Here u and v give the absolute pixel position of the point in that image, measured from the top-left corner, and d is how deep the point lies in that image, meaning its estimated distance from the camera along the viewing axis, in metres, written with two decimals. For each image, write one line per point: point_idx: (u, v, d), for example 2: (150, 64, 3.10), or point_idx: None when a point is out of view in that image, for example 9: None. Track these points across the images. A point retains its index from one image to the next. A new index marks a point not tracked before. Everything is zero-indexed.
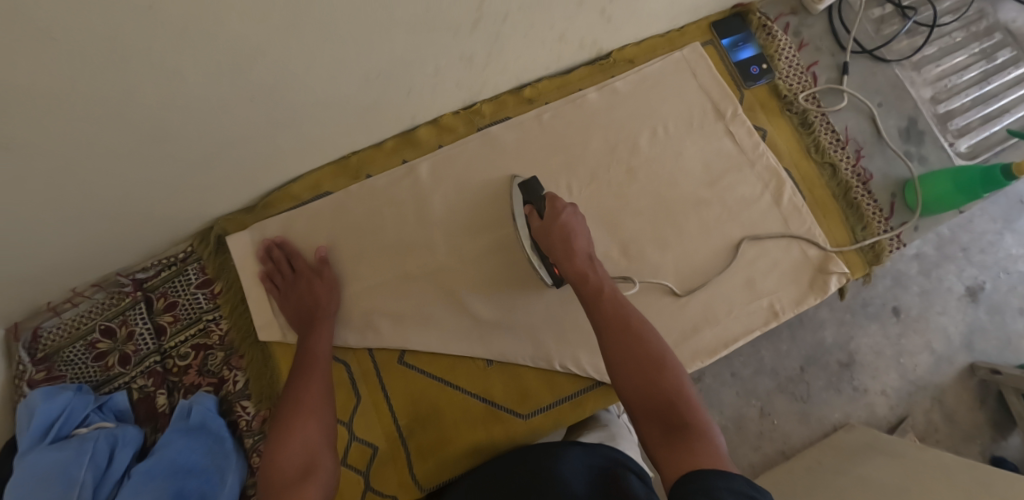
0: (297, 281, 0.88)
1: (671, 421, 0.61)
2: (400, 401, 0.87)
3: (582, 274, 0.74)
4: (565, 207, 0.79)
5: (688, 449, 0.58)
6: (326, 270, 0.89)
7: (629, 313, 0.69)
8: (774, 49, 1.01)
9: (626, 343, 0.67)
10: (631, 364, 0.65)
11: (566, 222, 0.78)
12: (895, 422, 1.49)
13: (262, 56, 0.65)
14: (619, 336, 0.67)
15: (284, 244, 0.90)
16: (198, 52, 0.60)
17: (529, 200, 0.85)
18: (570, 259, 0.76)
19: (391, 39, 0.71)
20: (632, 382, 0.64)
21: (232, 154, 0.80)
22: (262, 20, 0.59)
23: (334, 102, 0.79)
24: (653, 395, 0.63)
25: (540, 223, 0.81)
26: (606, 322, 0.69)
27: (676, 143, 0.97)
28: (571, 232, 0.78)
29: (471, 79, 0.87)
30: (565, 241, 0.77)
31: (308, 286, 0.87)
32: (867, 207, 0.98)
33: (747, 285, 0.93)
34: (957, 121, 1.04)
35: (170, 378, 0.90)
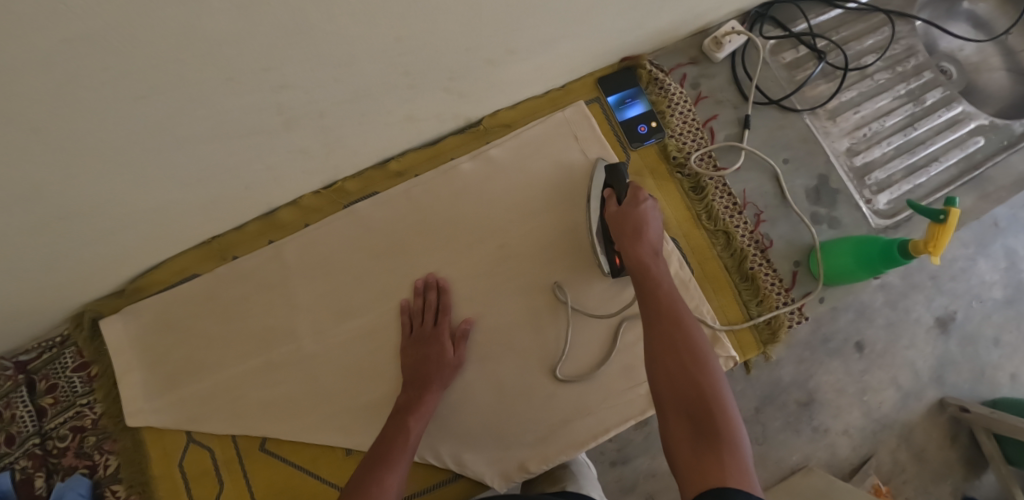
0: (437, 335, 0.86)
1: (703, 423, 0.58)
2: (262, 489, 0.87)
3: (642, 262, 0.70)
4: (648, 198, 0.76)
5: (716, 459, 0.55)
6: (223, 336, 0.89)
7: (683, 308, 0.65)
8: (666, 104, 0.93)
9: (673, 337, 0.63)
10: (673, 359, 0.62)
11: (640, 215, 0.75)
12: (858, 463, 1.37)
13: (44, 173, 0.63)
14: (667, 330, 0.64)
15: (442, 292, 0.89)
16: None
17: (610, 184, 0.84)
18: (632, 244, 0.72)
19: (201, 149, 0.71)
20: (668, 376, 0.61)
21: (73, 253, 0.80)
22: (13, 141, 0.57)
23: (166, 200, 0.78)
24: (689, 394, 0.59)
25: (617, 208, 0.79)
26: (657, 313, 0.65)
27: (557, 213, 0.92)
28: (642, 223, 0.74)
29: (320, 166, 0.87)
30: (634, 229, 0.74)
31: (439, 353, 0.85)
32: (765, 278, 0.90)
33: (627, 370, 0.88)
34: (877, 174, 0.94)
35: (50, 460, 0.92)
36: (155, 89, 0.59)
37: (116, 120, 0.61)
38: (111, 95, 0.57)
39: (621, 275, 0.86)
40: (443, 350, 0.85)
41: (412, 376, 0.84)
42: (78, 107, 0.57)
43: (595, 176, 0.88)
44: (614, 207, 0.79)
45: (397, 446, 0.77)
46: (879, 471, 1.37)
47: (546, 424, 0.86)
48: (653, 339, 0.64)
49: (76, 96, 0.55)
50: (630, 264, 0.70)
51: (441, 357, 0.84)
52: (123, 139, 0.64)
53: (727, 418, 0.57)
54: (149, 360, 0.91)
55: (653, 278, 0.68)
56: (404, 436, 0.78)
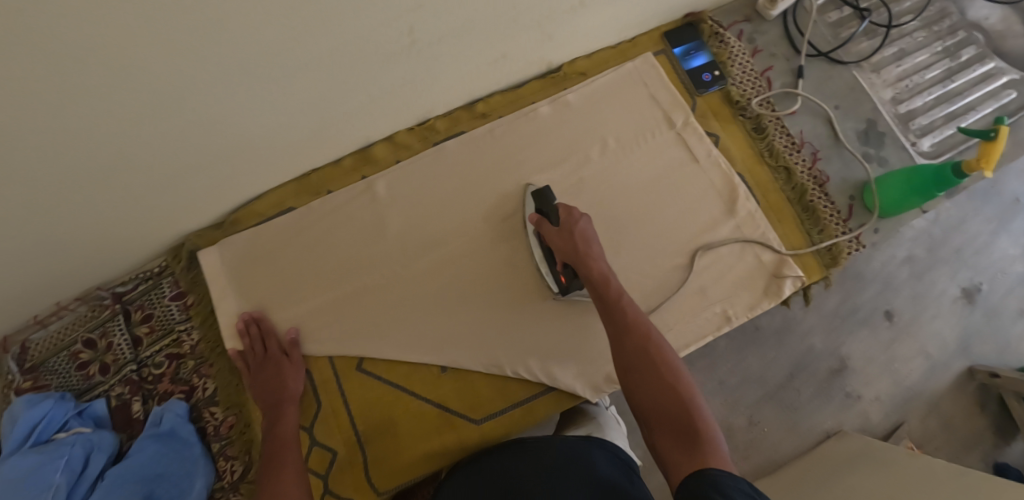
0: (269, 357, 0.90)
1: (682, 425, 0.64)
2: (360, 407, 0.91)
3: (602, 274, 0.77)
4: (581, 215, 0.83)
5: (702, 454, 0.61)
6: (253, 327, 0.92)
7: (648, 321, 0.73)
8: (727, 56, 1.02)
9: (646, 349, 0.71)
10: (650, 370, 0.69)
11: (582, 234, 0.82)
12: (890, 429, 1.44)
13: (206, 87, 0.70)
14: (638, 343, 0.71)
15: (261, 320, 0.92)
16: (138, 88, 0.65)
17: (540, 208, 0.88)
18: (590, 260, 0.79)
19: (327, 66, 0.77)
20: (648, 385, 0.68)
21: (191, 177, 0.85)
22: (196, 54, 0.64)
23: (283, 124, 0.84)
24: (669, 401, 0.67)
25: (556, 230, 0.84)
26: (626, 326, 0.73)
27: (626, 155, 0.98)
28: (588, 237, 0.81)
29: (416, 99, 0.92)
30: (584, 249, 0.80)
31: (276, 368, 0.89)
32: (824, 209, 0.98)
33: (700, 292, 0.94)
34: (920, 120, 1.03)
35: (146, 386, 0.95)
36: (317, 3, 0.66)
37: (268, 37, 0.67)
38: (276, 7, 0.63)
39: (569, 292, 0.89)
40: (285, 368, 0.90)
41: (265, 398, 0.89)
42: (253, 20, 0.64)
43: (527, 204, 0.94)
44: (551, 231, 0.85)
45: (279, 446, 0.81)
46: (911, 436, 1.43)
47: None
48: (629, 352, 0.71)
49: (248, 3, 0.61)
50: (595, 279, 0.77)
51: (281, 379, 0.89)
52: (272, 61, 0.71)
53: (702, 417, 0.65)
54: (243, 288, 0.95)
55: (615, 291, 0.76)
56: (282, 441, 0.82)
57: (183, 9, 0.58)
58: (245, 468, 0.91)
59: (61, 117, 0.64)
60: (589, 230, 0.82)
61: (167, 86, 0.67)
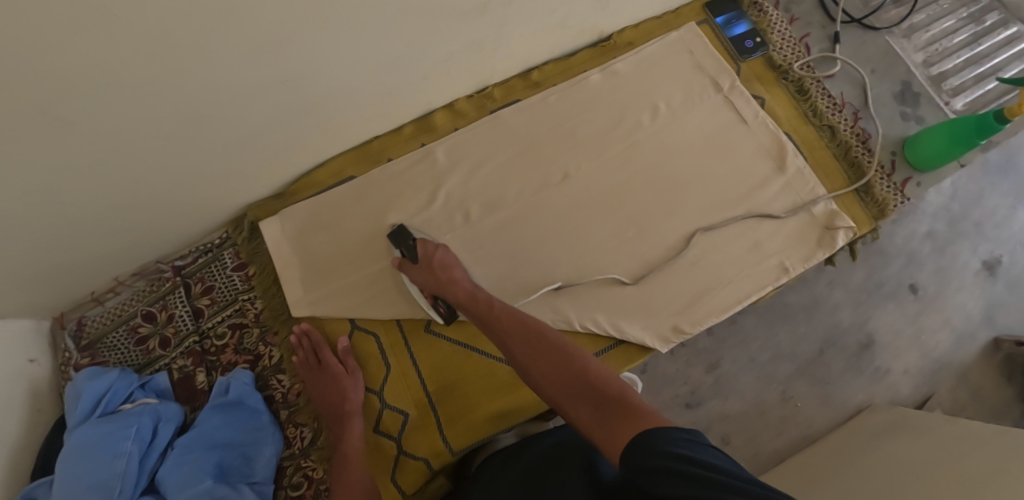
0: (326, 366, 0.89)
1: (591, 392, 0.62)
2: (430, 368, 0.91)
3: (469, 293, 0.82)
4: (436, 246, 0.88)
5: (617, 410, 0.58)
6: (305, 340, 0.91)
7: (527, 322, 0.74)
8: (767, 24, 1.07)
9: (533, 344, 0.70)
10: (544, 359, 0.68)
11: (440, 262, 0.87)
12: (920, 400, 1.46)
13: (298, 38, 0.71)
14: (524, 342, 0.71)
15: (311, 333, 0.91)
16: (240, 35, 0.66)
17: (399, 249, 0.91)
18: (454, 287, 0.84)
19: (408, 23, 0.78)
20: (550, 371, 0.66)
21: (264, 141, 0.86)
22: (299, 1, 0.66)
23: (357, 86, 0.85)
24: (569, 378, 0.64)
25: (417, 267, 0.88)
26: (511, 332, 0.74)
27: (675, 117, 1.02)
28: (447, 261, 0.87)
29: (480, 65, 0.95)
30: (445, 273, 0.85)
31: (332, 379, 0.88)
32: (868, 164, 1.02)
33: (755, 247, 0.96)
34: (951, 81, 1.08)
35: (208, 358, 0.95)
36: None
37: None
38: None
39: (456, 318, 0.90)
40: (336, 376, 0.88)
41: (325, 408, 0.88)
42: None
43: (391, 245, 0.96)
44: (413, 269, 0.89)
45: (341, 464, 0.83)
46: (941, 408, 1.46)
47: (693, 292, 0.95)
48: (522, 351, 0.71)
49: None
50: (464, 300, 0.82)
51: (337, 385, 0.88)
52: (362, 13, 0.73)
53: (607, 380, 0.62)
54: (305, 255, 0.95)
55: (494, 308, 0.79)
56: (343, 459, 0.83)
57: None
58: (315, 433, 0.91)
59: (160, 67, 0.65)
60: (448, 256, 0.87)
61: (264, 34, 0.68)
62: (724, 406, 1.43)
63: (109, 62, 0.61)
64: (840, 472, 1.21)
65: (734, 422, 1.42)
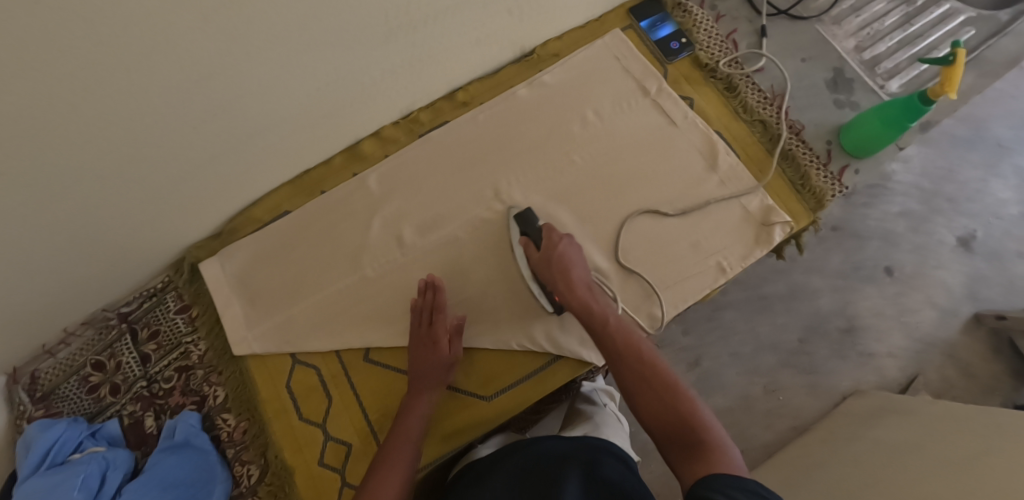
0: (433, 335, 0.87)
1: (688, 439, 0.66)
2: (371, 397, 0.92)
3: (583, 303, 0.80)
4: (561, 238, 0.86)
5: (707, 463, 0.63)
6: (428, 295, 0.89)
7: (638, 340, 0.76)
8: (692, 24, 1.06)
9: (638, 369, 0.73)
10: (646, 387, 0.71)
11: (563, 256, 0.84)
12: (907, 383, 1.43)
13: (204, 86, 0.73)
14: (634, 365, 0.74)
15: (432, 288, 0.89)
16: (138, 87, 0.68)
17: (524, 232, 0.91)
18: (568, 289, 0.82)
19: (311, 59, 0.79)
20: (651, 404, 0.70)
21: (191, 185, 0.87)
22: (188, 52, 0.67)
23: (274, 124, 0.86)
24: (671, 414, 0.69)
25: (539, 254, 0.87)
26: (625, 348, 0.75)
27: (607, 126, 1.01)
28: (567, 262, 0.84)
29: (401, 92, 0.95)
30: (562, 271, 0.83)
31: (429, 348, 0.87)
32: (802, 156, 1.01)
33: (694, 247, 0.95)
34: (885, 64, 1.06)
35: (157, 402, 0.96)
36: None
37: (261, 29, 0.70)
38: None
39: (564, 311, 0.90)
40: (437, 348, 0.86)
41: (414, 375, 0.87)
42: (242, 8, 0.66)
43: (509, 228, 0.95)
44: (535, 253, 0.88)
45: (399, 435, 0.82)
46: (928, 388, 1.42)
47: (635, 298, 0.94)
48: (630, 386, 0.73)
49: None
50: (574, 309, 0.80)
51: (434, 352, 0.86)
52: (257, 54, 0.73)
53: (705, 427, 0.67)
54: (249, 290, 0.96)
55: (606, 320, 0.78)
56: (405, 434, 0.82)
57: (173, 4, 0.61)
58: (262, 470, 0.92)
59: (70, 123, 0.67)
60: (570, 252, 0.85)
61: (166, 83, 0.69)
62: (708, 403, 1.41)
63: (16, 124, 0.63)
64: (825, 465, 1.19)
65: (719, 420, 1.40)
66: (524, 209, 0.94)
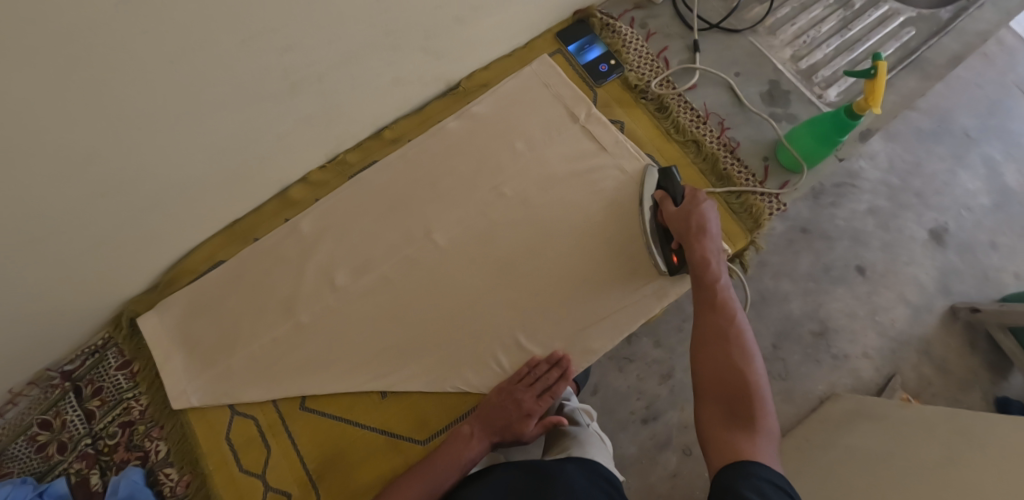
0: (531, 408, 0.87)
1: (735, 409, 0.70)
2: (309, 446, 0.92)
3: (704, 256, 0.81)
4: (706, 200, 0.85)
5: (744, 438, 0.66)
6: (555, 368, 0.90)
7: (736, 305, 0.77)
8: (621, 44, 1.06)
9: (723, 329, 0.76)
10: (721, 348, 0.74)
11: (702, 213, 0.84)
12: (883, 383, 1.36)
13: (99, 156, 0.72)
14: (720, 322, 0.76)
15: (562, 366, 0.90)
16: (32, 164, 0.67)
17: (664, 186, 0.91)
18: (696, 242, 0.82)
19: (215, 119, 0.79)
20: (716, 363, 0.74)
21: (115, 245, 0.87)
22: (80, 126, 0.67)
23: (191, 182, 0.86)
24: (731, 380, 0.72)
25: (676, 208, 0.87)
26: (719, 309, 0.77)
27: (537, 155, 1.00)
28: (706, 221, 0.83)
29: (323, 136, 0.97)
30: (698, 226, 0.83)
31: (521, 409, 0.87)
32: (737, 174, 0.99)
33: (631, 273, 0.94)
34: (823, 72, 1.04)
35: (102, 458, 0.97)
36: (186, 55, 0.68)
37: (162, 93, 0.71)
38: (156, 64, 0.67)
39: (676, 273, 0.91)
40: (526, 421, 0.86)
41: (496, 405, 0.88)
42: (127, 80, 0.66)
43: (646, 180, 0.95)
44: (671, 209, 0.88)
45: (454, 440, 0.86)
46: (906, 387, 1.36)
47: (572, 330, 0.93)
48: (704, 343, 0.76)
49: (101, 67, 0.63)
50: (694, 258, 0.81)
51: (523, 424, 0.87)
52: (158, 119, 0.73)
53: (762, 407, 0.69)
54: (185, 343, 0.97)
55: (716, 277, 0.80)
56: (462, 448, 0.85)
57: (52, 86, 0.61)
58: None
59: None
60: (708, 213, 0.83)
61: (61, 157, 0.69)
62: (681, 416, 1.33)
63: None
64: (801, 478, 1.14)
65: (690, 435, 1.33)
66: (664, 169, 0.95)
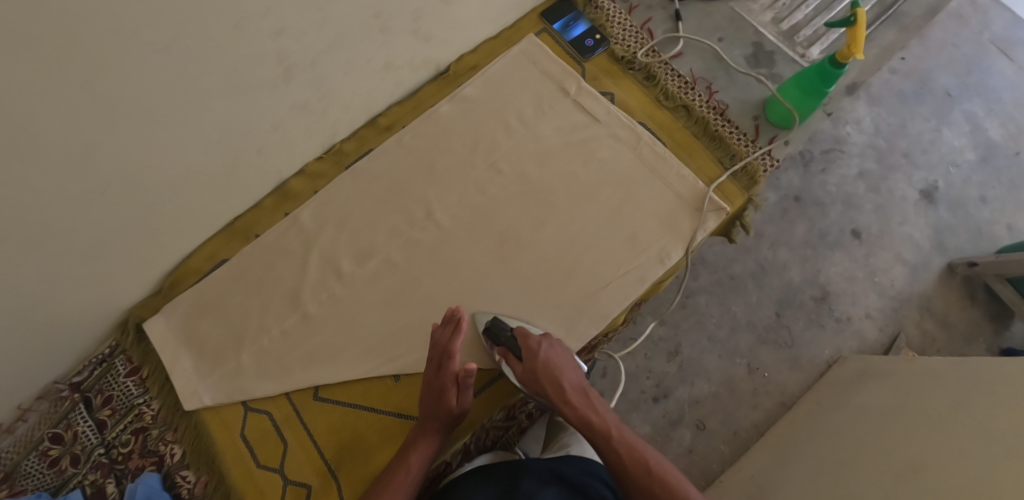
0: (441, 382, 0.85)
1: None
2: (325, 436, 0.91)
3: (582, 418, 0.85)
4: (541, 344, 0.86)
5: None
6: (457, 321, 0.87)
7: (640, 452, 0.81)
8: (605, 18, 1.07)
9: (645, 487, 0.78)
10: None
11: (548, 363, 0.85)
12: (889, 342, 1.38)
13: (96, 151, 0.72)
14: (638, 479, 0.79)
15: (454, 315, 0.88)
16: (31, 160, 0.67)
17: (499, 345, 0.89)
18: (566, 408, 0.85)
19: (211, 111, 0.80)
20: None
21: (116, 247, 0.86)
22: (78, 117, 0.67)
23: (190, 178, 0.86)
24: None
25: (522, 367, 0.86)
26: (632, 467, 0.80)
27: (531, 131, 1.01)
28: (558, 375, 0.85)
29: (318, 126, 0.97)
30: (554, 385, 0.84)
31: (437, 390, 0.85)
32: (730, 135, 1.00)
33: (630, 240, 0.94)
34: (804, 32, 1.08)
35: (117, 467, 0.95)
36: (181, 39, 0.69)
37: (158, 81, 0.71)
38: (150, 50, 0.67)
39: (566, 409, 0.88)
40: (444, 396, 0.84)
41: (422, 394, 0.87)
42: (122, 67, 0.67)
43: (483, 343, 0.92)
44: (519, 368, 0.86)
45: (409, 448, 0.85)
46: (910, 345, 1.37)
47: (581, 298, 0.93)
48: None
49: (95, 52, 0.63)
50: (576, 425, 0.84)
51: (443, 402, 0.84)
52: (154, 109, 0.73)
53: None
54: (194, 344, 0.96)
55: (609, 433, 0.83)
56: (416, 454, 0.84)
57: (47, 73, 0.61)
58: None
59: None
60: (554, 357, 0.85)
61: (60, 153, 0.69)
62: (692, 391, 1.34)
63: None
64: (815, 440, 1.15)
65: (705, 407, 1.33)
66: (492, 318, 0.91)
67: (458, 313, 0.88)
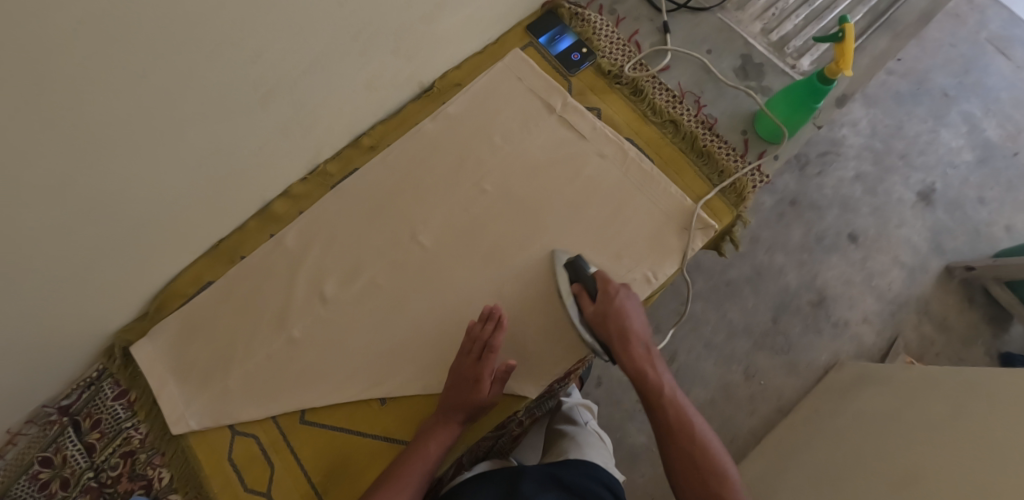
0: (476, 373, 0.84)
1: None
2: (311, 460, 0.91)
3: (642, 369, 0.83)
4: (619, 290, 0.85)
5: None
6: (493, 321, 0.87)
7: (690, 416, 0.80)
8: (591, 31, 1.06)
9: (688, 450, 0.78)
10: (691, 471, 0.77)
11: (621, 309, 0.84)
12: (886, 347, 1.36)
13: (74, 183, 0.71)
14: (681, 441, 0.79)
15: (492, 314, 0.87)
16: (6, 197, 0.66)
17: (577, 281, 0.88)
18: (625, 356, 0.83)
19: (190, 136, 0.79)
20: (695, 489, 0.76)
21: (99, 273, 0.86)
22: (53, 152, 0.67)
23: (172, 202, 0.85)
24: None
25: (594, 308, 0.85)
26: (678, 428, 0.80)
27: (516, 148, 1.00)
28: (625, 323, 0.83)
29: (300, 146, 0.97)
30: (620, 331, 0.83)
31: (471, 376, 0.84)
32: (719, 150, 0.99)
33: (618, 256, 0.93)
34: (793, 42, 1.06)
35: (106, 491, 0.96)
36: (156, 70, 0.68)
37: (134, 112, 0.70)
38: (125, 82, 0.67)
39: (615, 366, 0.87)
40: (477, 387, 0.83)
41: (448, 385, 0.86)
42: (96, 100, 0.66)
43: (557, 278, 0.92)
44: (592, 307, 0.86)
45: (411, 452, 0.84)
46: (908, 349, 1.36)
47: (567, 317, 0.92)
48: (674, 464, 0.79)
49: (67, 87, 0.62)
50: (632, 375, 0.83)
51: (474, 391, 0.84)
52: (131, 138, 0.73)
53: None
54: (180, 367, 0.96)
55: (664, 389, 0.82)
56: (425, 452, 0.83)
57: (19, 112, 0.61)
58: None
59: None
60: (627, 304, 0.84)
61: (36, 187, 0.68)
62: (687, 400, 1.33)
63: None
64: (811, 450, 1.14)
65: None
66: (573, 256, 0.91)
67: (498, 313, 0.88)
